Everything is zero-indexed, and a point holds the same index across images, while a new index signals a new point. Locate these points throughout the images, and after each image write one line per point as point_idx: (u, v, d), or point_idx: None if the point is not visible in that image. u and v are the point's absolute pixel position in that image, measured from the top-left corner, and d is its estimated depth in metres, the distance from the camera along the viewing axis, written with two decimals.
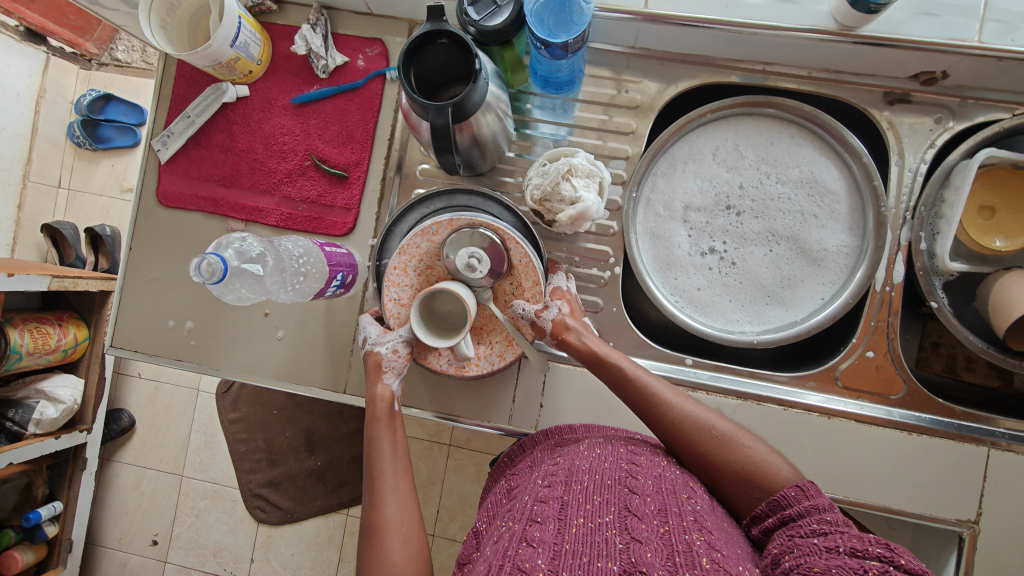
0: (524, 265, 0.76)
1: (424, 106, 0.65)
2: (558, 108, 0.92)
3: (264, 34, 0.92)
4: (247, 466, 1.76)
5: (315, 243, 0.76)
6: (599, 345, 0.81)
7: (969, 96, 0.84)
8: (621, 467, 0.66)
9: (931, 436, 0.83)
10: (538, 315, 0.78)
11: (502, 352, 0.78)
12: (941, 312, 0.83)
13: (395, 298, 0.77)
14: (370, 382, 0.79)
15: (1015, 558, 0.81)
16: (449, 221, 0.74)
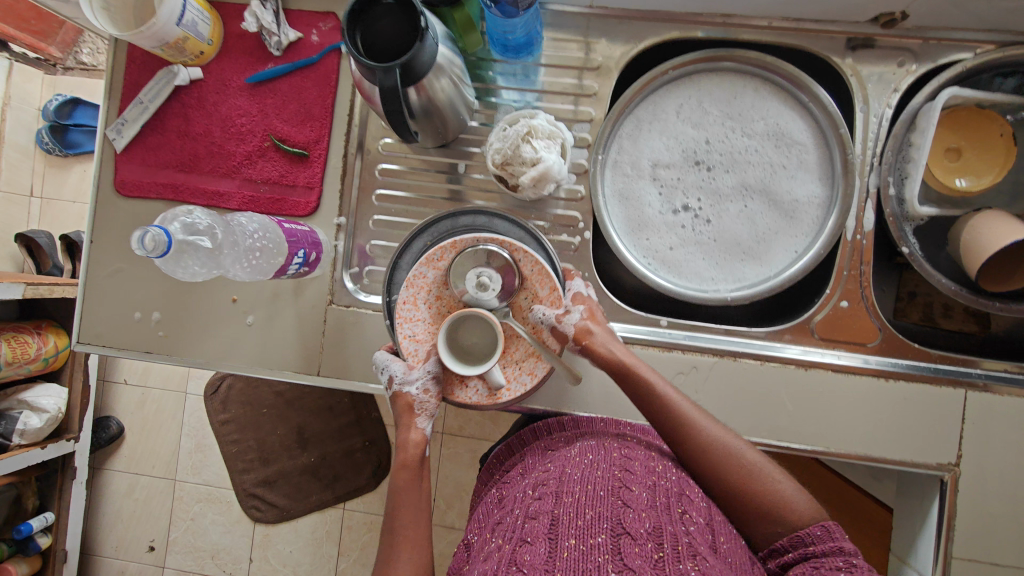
0: (537, 274, 0.74)
1: (370, 67, 0.64)
2: (520, 74, 0.90)
3: (214, 13, 0.90)
4: (240, 466, 1.74)
5: (273, 218, 0.75)
6: (626, 351, 0.78)
7: (930, 37, 0.83)
8: (613, 478, 0.66)
9: (908, 381, 0.82)
10: (559, 319, 0.74)
11: (532, 369, 0.72)
12: (913, 258, 0.82)
13: (409, 335, 0.74)
14: (401, 424, 0.75)
15: (1001, 501, 0.80)
16: (451, 244, 0.73)
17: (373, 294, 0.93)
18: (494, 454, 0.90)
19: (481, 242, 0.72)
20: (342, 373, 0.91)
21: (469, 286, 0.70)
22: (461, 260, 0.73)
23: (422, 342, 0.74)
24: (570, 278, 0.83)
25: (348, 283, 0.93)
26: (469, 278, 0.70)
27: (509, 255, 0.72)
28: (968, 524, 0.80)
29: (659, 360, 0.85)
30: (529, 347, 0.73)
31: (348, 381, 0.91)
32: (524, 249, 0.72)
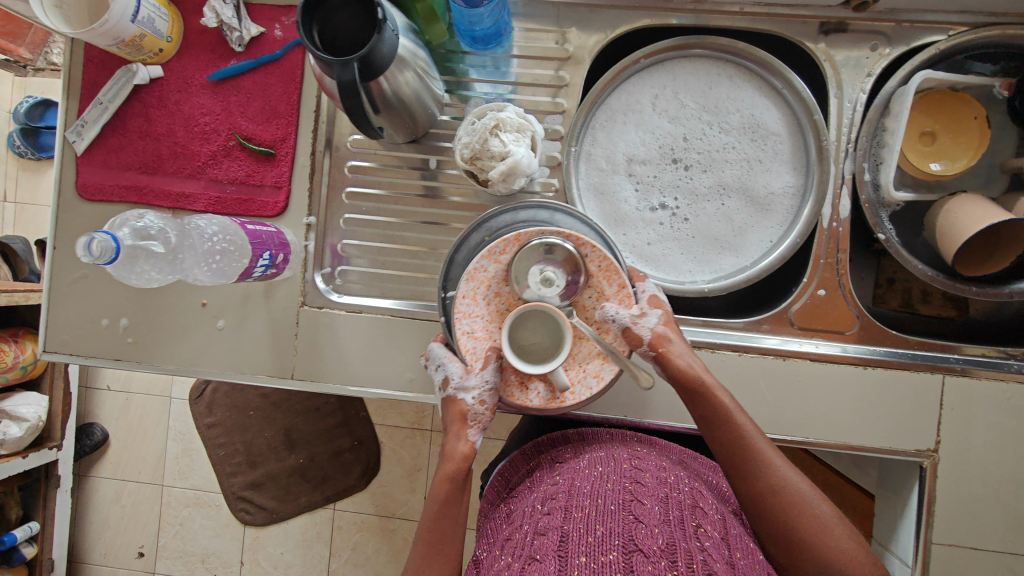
0: (605, 270, 0.69)
1: (327, 62, 0.61)
2: (492, 66, 0.89)
3: (172, 9, 0.87)
4: (228, 470, 1.72)
5: (233, 219, 0.73)
6: (701, 365, 0.74)
7: (904, 19, 0.82)
8: (625, 490, 0.65)
9: (886, 368, 0.82)
10: (633, 320, 0.70)
11: (598, 372, 0.68)
12: (889, 244, 0.81)
13: (468, 331, 0.69)
14: (452, 429, 0.73)
15: (981, 485, 0.80)
16: (515, 237, 0.68)
17: (346, 294, 0.92)
18: (497, 473, 0.87)
19: (547, 236, 0.67)
20: (316, 376, 0.90)
21: (534, 285, 0.68)
22: (524, 254, 0.69)
23: (481, 339, 0.70)
24: (639, 280, 0.78)
25: (319, 282, 0.91)
26: (531, 277, 0.68)
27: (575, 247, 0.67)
28: (947, 509, 0.80)
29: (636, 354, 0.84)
30: (594, 348, 0.69)
31: (324, 383, 0.89)
32: (592, 243, 0.67)
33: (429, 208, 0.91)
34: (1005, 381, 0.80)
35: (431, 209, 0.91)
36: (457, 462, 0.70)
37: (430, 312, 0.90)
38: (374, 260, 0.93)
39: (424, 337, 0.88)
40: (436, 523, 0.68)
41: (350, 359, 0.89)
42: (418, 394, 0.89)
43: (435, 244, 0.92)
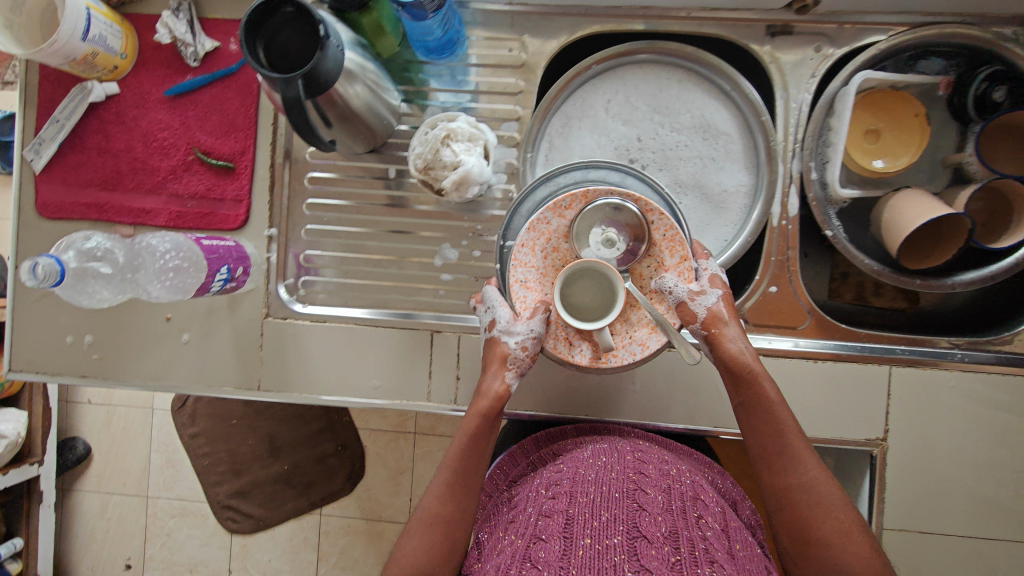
0: (670, 240, 0.74)
1: (270, 80, 0.62)
2: (455, 75, 0.90)
3: (126, 25, 0.87)
4: (213, 479, 1.68)
5: (187, 237, 0.74)
6: (752, 353, 0.75)
7: (846, 21, 0.84)
8: (630, 481, 0.69)
9: (836, 361, 0.84)
10: (691, 297, 0.74)
11: (644, 341, 0.72)
12: (837, 240, 0.84)
13: (521, 279, 0.76)
14: (488, 368, 0.77)
15: (929, 471, 0.83)
16: (583, 194, 0.73)
17: (312, 304, 0.92)
18: (497, 466, 0.89)
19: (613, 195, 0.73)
20: (282, 386, 0.91)
21: (596, 245, 0.76)
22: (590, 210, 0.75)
23: (532, 289, 0.77)
24: (702, 256, 0.79)
25: (282, 292, 0.92)
26: (592, 237, 0.77)
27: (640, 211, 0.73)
28: (897, 496, 0.83)
29: None
30: (647, 319, 0.73)
31: (290, 394, 0.90)
32: (659, 210, 0.72)
33: (393, 217, 0.91)
34: (948, 371, 0.82)
35: (394, 218, 0.91)
36: (490, 399, 0.75)
37: (393, 321, 0.90)
38: (339, 274, 0.92)
39: (388, 345, 0.90)
40: (463, 457, 0.74)
41: (317, 369, 0.91)
42: (385, 401, 0.90)
43: (398, 252, 0.91)
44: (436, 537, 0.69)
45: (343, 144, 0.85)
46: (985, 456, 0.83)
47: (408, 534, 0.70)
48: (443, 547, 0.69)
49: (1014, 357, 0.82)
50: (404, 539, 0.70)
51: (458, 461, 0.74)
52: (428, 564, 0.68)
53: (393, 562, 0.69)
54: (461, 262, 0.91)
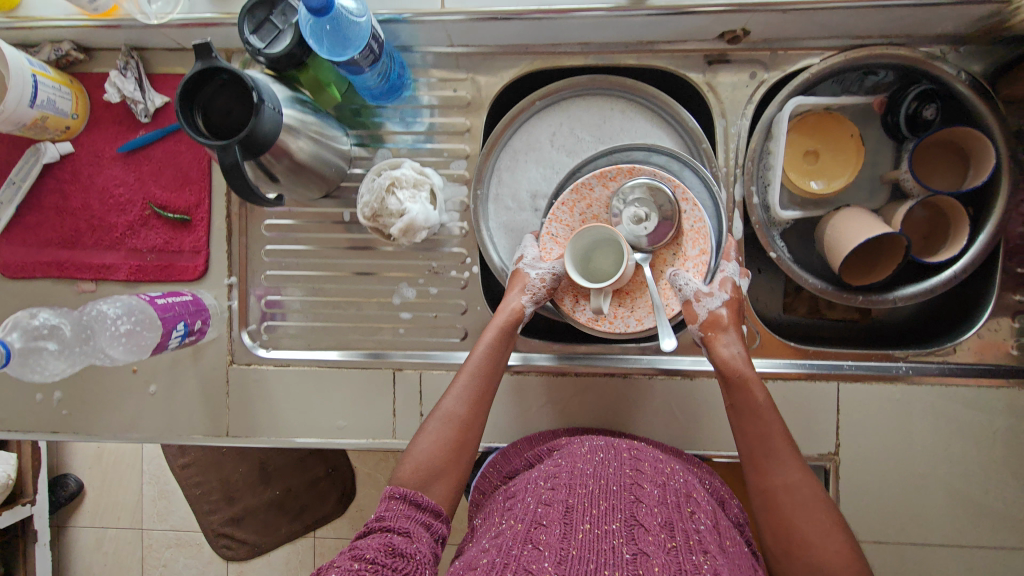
0: (694, 232, 0.78)
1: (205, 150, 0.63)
2: (407, 116, 0.91)
3: (76, 86, 0.89)
4: (205, 508, 1.50)
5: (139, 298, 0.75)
6: (747, 361, 0.76)
7: (778, 48, 0.85)
8: (626, 475, 0.70)
9: (785, 381, 0.86)
10: (696, 297, 0.76)
11: (641, 318, 0.79)
12: (781, 261, 0.86)
13: (552, 233, 0.83)
14: (505, 294, 0.83)
15: (882, 482, 0.85)
16: (630, 168, 0.79)
17: (275, 348, 0.94)
18: (489, 463, 0.87)
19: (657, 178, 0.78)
20: (250, 432, 0.92)
21: (623, 215, 0.78)
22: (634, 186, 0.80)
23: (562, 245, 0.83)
24: (726, 258, 0.80)
25: (245, 339, 0.93)
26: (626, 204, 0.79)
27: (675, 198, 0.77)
28: (851, 507, 0.85)
29: (551, 384, 0.90)
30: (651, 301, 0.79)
31: (259, 438, 0.92)
32: (693, 201, 0.76)
33: (350, 259, 0.92)
34: (895, 384, 0.84)
35: (352, 259, 0.92)
36: (505, 315, 0.81)
37: (355, 361, 0.92)
38: (301, 318, 0.94)
39: (352, 385, 0.91)
40: (487, 373, 0.79)
41: (283, 412, 0.92)
42: (351, 440, 0.91)
43: (356, 294, 0.93)
44: (450, 433, 0.75)
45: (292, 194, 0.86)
46: (936, 464, 0.85)
47: (427, 428, 0.76)
48: (452, 445, 0.74)
49: (958, 367, 0.84)
50: (420, 436, 0.75)
51: (484, 376, 0.79)
52: (440, 461, 0.73)
53: (408, 458, 0.74)
54: (419, 300, 0.92)
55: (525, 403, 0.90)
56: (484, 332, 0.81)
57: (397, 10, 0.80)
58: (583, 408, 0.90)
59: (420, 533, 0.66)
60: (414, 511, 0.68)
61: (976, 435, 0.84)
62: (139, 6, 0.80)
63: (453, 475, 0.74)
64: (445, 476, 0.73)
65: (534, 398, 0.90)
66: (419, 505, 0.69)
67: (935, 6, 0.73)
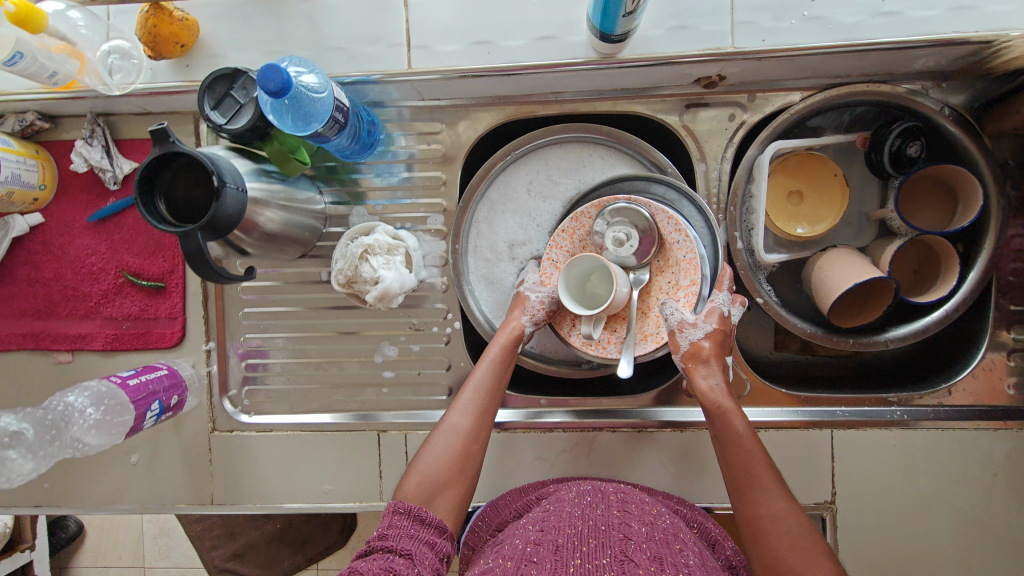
0: (687, 263, 0.75)
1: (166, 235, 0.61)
2: (382, 171, 0.89)
3: (43, 157, 0.87)
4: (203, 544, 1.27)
5: (110, 382, 0.74)
6: (726, 393, 0.74)
7: (756, 89, 0.83)
8: (614, 516, 0.68)
9: (778, 430, 0.84)
10: (681, 327, 0.74)
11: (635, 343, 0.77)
12: (768, 306, 0.84)
13: (552, 259, 0.82)
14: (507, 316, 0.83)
15: (880, 529, 0.83)
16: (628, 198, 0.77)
17: (257, 413, 0.92)
18: (478, 517, 0.82)
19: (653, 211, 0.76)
20: (235, 498, 0.91)
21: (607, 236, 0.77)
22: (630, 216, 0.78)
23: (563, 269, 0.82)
24: (717, 287, 0.77)
25: (227, 404, 0.92)
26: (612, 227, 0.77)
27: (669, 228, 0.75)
28: (850, 556, 0.83)
29: (540, 441, 0.88)
30: (642, 327, 0.78)
31: (244, 505, 0.90)
32: (686, 231, 0.74)
33: (329, 319, 0.91)
34: (890, 430, 0.83)
35: (332, 319, 0.91)
36: (507, 334, 0.80)
37: (340, 424, 0.91)
38: (283, 381, 0.92)
39: (337, 448, 0.90)
40: (493, 389, 0.78)
41: (267, 477, 0.90)
42: (339, 504, 0.90)
43: (337, 354, 0.91)
44: (456, 446, 0.73)
45: (272, 258, 0.84)
46: (935, 508, 0.83)
47: (432, 441, 0.74)
48: (457, 462, 0.72)
49: (953, 410, 0.83)
50: (425, 452, 0.73)
51: (489, 392, 0.77)
52: (445, 474, 0.71)
53: (412, 473, 0.71)
54: (402, 358, 0.90)
55: (514, 461, 0.88)
56: (488, 349, 0.80)
57: (364, 71, 0.78)
58: (574, 464, 0.87)
59: (423, 555, 0.62)
60: (419, 528, 0.65)
61: (974, 478, 0.82)
62: (99, 77, 0.76)
63: (459, 489, 0.71)
64: (451, 489, 0.71)
65: (523, 454, 0.88)
66: (424, 522, 0.66)
67: (912, 49, 0.72)
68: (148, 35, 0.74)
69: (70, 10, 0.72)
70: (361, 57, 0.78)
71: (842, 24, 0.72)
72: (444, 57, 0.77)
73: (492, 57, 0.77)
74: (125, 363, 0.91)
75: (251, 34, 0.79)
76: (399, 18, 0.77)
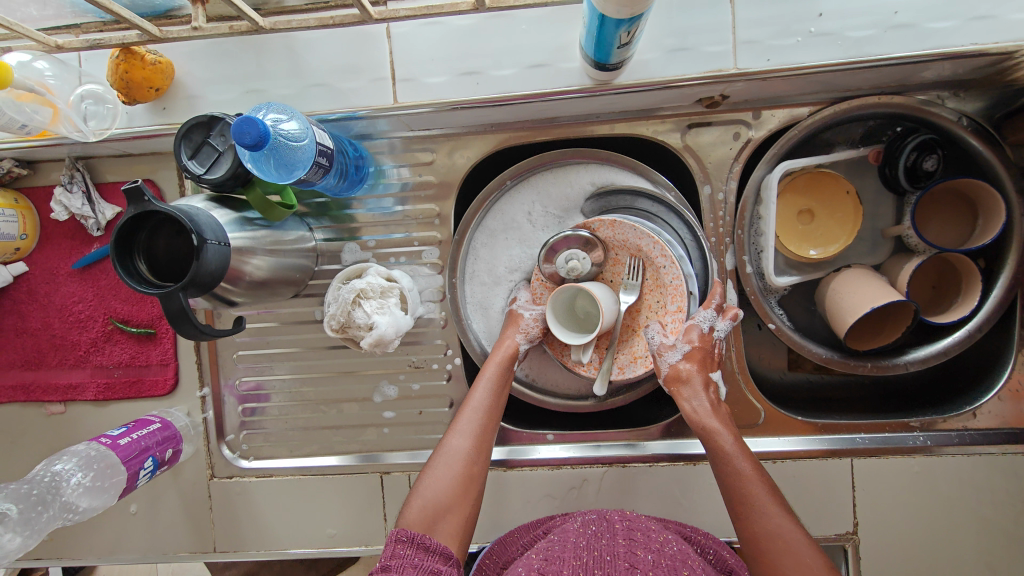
0: (674, 287, 0.73)
1: (145, 295, 0.56)
2: (374, 204, 0.85)
3: (23, 205, 0.84)
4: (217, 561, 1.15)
5: (103, 443, 0.74)
6: (712, 413, 0.71)
7: (761, 106, 0.79)
8: (619, 544, 0.61)
9: (796, 460, 0.81)
10: (661, 350, 0.73)
11: (625, 365, 0.75)
12: (781, 332, 0.80)
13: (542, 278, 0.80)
14: (501, 335, 0.80)
15: (906, 559, 0.80)
16: (610, 221, 0.75)
17: (257, 457, 0.90)
18: (485, 554, 0.75)
19: (638, 229, 0.74)
20: (237, 545, 0.88)
21: (559, 267, 0.76)
22: (613, 238, 0.76)
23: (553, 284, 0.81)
24: (704, 304, 0.75)
25: (225, 450, 0.89)
26: (559, 257, 0.77)
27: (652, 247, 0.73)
28: None
29: (549, 479, 0.84)
30: (631, 347, 0.76)
31: (246, 552, 0.88)
32: (671, 257, 0.72)
33: (327, 360, 0.88)
34: (913, 457, 0.79)
35: (329, 359, 0.88)
36: (501, 353, 0.77)
37: (343, 466, 0.88)
38: (280, 425, 0.89)
39: (339, 492, 0.87)
40: (494, 408, 0.74)
41: (269, 523, 0.88)
42: (344, 548, 0.87)
43: (336, 395, 0.88)
44: (458, 469, 0.69)
45: (271, 300, 0.81)
46: (962, 533, 0.79)
47: (433, 466, 0.70)
48: (461, 484, 0.68)
49: (978, 434, 0.79)
50: (426, 476, 0.69)
51: (489, 411, 0.74)
52: (448, 498, 0.67)
53: (414, 499, 0.67)
54: (402, 398, 0.87)
55: (523, 501, 0.85)
56: (485, 369, 0.76)
57: (351, 107, 0.75)
58: (586, 501, 0.84)
59: None
60: (423, 557, 0.60)
61: (1004, 503, 0.79)
62: (74, 124, 0.72)
63: (463, 512, 0.67)
64: (455, 513, 0.67)
65: (532, 493, 0.85)
66: (428, 549, 0.61)
67: (926, 63, 0.68)
68: (120, 80, 0.71)
69: (37, 60, 0.71)
70: (346, 93, 0.75)
71: (850, 39, 0.69)
72: (433, 89, 0.74)
73: (482, 88, 0.73)
74: (119, 412, 0.89)
75: (230, 72, 0.76)
76: (383, 50, 0.74)
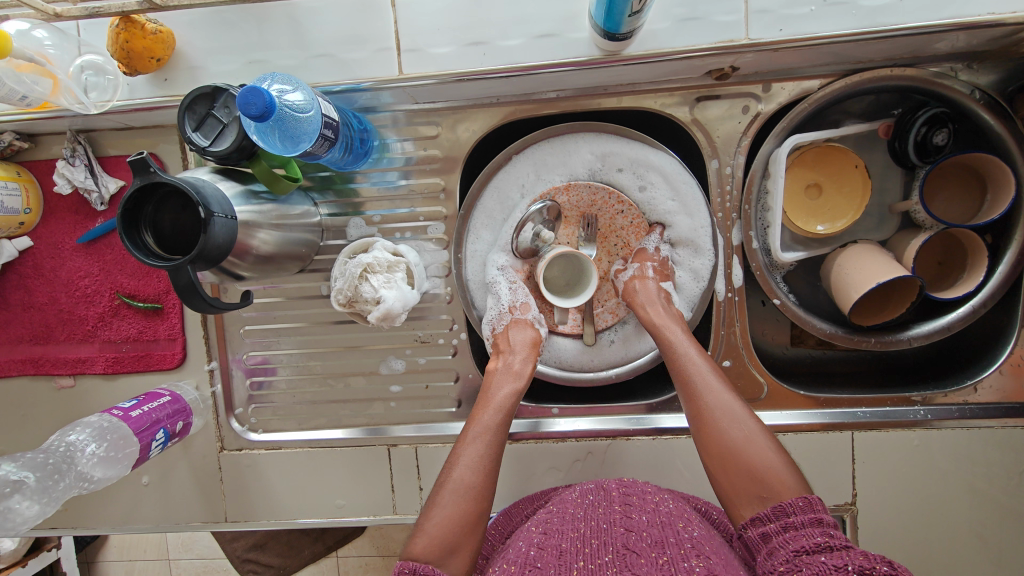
0: (633, 226, 0.83)
1: (155, 266, 0.56)
2: (379, 177, 0.84)
3: (27, 179, 0.84)
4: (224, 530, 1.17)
5: (115, 415, 0.76)
6: (664, 313, 0.77)
7: (771, 79, 0.78)
8: (615, 508, 0.62)
9: (797, 433, 0.82)
10: (619, 274, 0.83)
11: (614, 309, 0.85)
12: (786, 308, 0.80)
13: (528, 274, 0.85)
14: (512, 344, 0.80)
15: (903, 529, 0.81)
16: (565, 185, 0.82)
17: (265, 430, 0.91)
18: (491, 524, 0.77)
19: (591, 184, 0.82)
20: (248, 516, 0.90)
21: (526, 239, 0.81)
22: (569, 202, 0.82)
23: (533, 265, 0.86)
24: (646, 232, 0.83)
25: (235, 423, 0.91)
26: (525, 232, 0.81)
27: (603, 191, 0.82)
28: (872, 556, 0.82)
29: (554, 451, 0.86)
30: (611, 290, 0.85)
31: (257, 523, 0.90)
32: (627, 201, 0.83)
33: (333, 334, 0.88)
34: (913, 431, 0.80)
35: (336, 334, 0.88)
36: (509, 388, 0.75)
37: (350, 439, 0.89)
38: (290, 399, 0.90)
39: (344, 464, 0.88)
40: (501, 437, 0.72)
41: (278, 494, 0.89)
42: (352, 518, 0.89)
43: (343, 369, 0.89)
44: (466, 506, 0.65)
45: (278, 276, 0.81)
46: (958, 503, 0.81)
47: (440, 501, 0.66)
48: (472, 518, 0.65)
49: (978, 408, 0.81)
50: (433, 508, 0.65)
51: (494, 431, 0.72)
52: (457, 534, 0.63)
53: (419, 533, 0.63)
54: (409, 372, 0.88)
55: (530, 474, 0.86)
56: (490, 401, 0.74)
57: (355, 79, 0.74)
58: (590, 473, 0.86)
59: None
60: None
61: (1002, 475, 0.80)
62: (75, 95, 0.72)
63: (471, 546, 0.64)
64: (463, 549, 0.63)
65: (538, 466, 0.86)
66: None
67: (941, 34, 0.67)
68: (120, 50, 0.70)
69: (35, 28, 0.69)
70: (349, 64, 0.74)
71: (865, 8, 0.68)
72: (439, 60, 0.73)
73: (489, 58, 0.72)
74: (129, 385, 0.90)
75: (232, 42, 0.74)
76: (387, 19, 0.73)
